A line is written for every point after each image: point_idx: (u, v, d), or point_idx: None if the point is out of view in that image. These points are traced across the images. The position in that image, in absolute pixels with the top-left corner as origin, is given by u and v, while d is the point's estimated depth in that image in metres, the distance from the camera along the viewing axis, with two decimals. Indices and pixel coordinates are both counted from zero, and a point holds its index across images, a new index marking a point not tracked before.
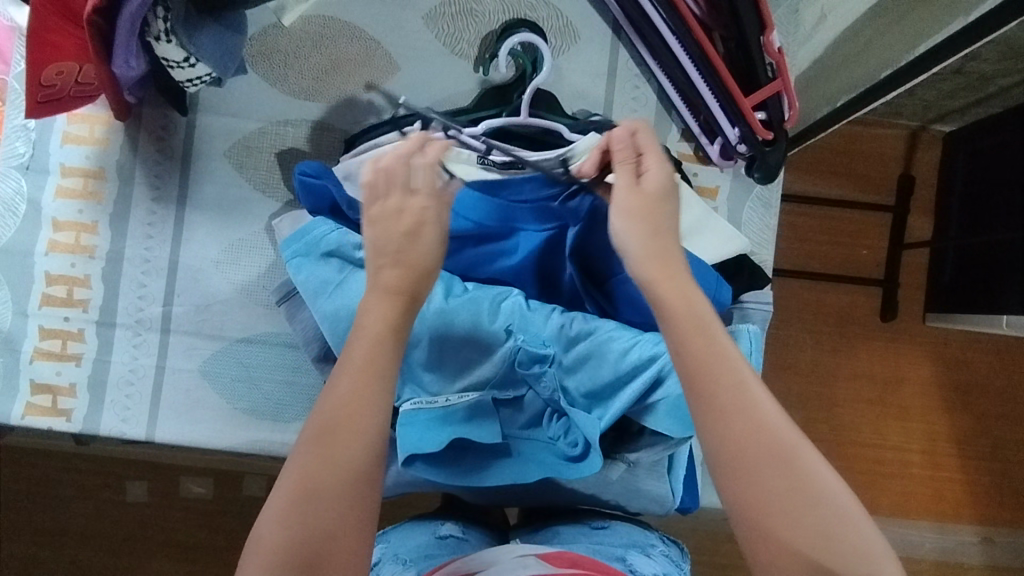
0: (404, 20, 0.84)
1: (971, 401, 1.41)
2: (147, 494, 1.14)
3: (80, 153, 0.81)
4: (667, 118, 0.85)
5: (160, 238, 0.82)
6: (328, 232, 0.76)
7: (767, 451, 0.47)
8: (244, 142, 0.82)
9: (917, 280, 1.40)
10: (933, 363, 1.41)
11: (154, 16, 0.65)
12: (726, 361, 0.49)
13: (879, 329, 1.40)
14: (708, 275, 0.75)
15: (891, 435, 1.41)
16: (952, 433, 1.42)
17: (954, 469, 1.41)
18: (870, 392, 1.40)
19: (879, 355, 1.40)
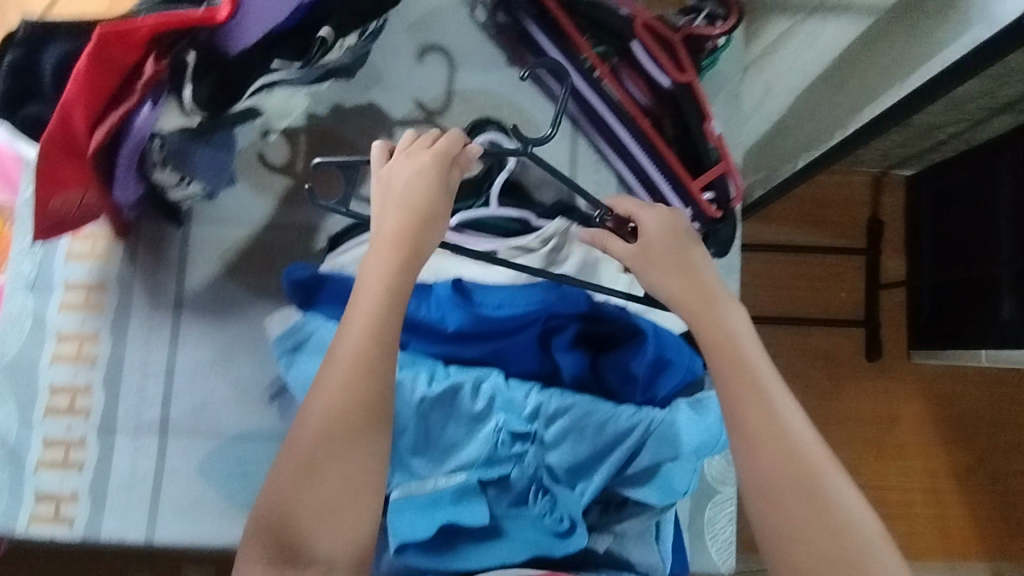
0: (379, 127, 0.91)
1: (963, 434, 1.43)
2: None
3: (83, 269, 0.87)
4: (628, 198, 0.91)
5: (158, 343, 0.86)
6: (315, 329, 0.79)
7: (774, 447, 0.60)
8: (236, 248, 0.88)
9: (898, 319, 1.44)
10: (923, 400, 1.44)
11: (153, 147, 0.73)
12: (752, 380, 0.64)
13: (864, 368, 1.44)
14: (681, 349, 0.81)
15: (891, 475, 1.42)
16: (951, 469, 1.43)
17: (958, 505, 1.42)
18: (865, 432, 1.43)
19: (869, 395, 1.44)
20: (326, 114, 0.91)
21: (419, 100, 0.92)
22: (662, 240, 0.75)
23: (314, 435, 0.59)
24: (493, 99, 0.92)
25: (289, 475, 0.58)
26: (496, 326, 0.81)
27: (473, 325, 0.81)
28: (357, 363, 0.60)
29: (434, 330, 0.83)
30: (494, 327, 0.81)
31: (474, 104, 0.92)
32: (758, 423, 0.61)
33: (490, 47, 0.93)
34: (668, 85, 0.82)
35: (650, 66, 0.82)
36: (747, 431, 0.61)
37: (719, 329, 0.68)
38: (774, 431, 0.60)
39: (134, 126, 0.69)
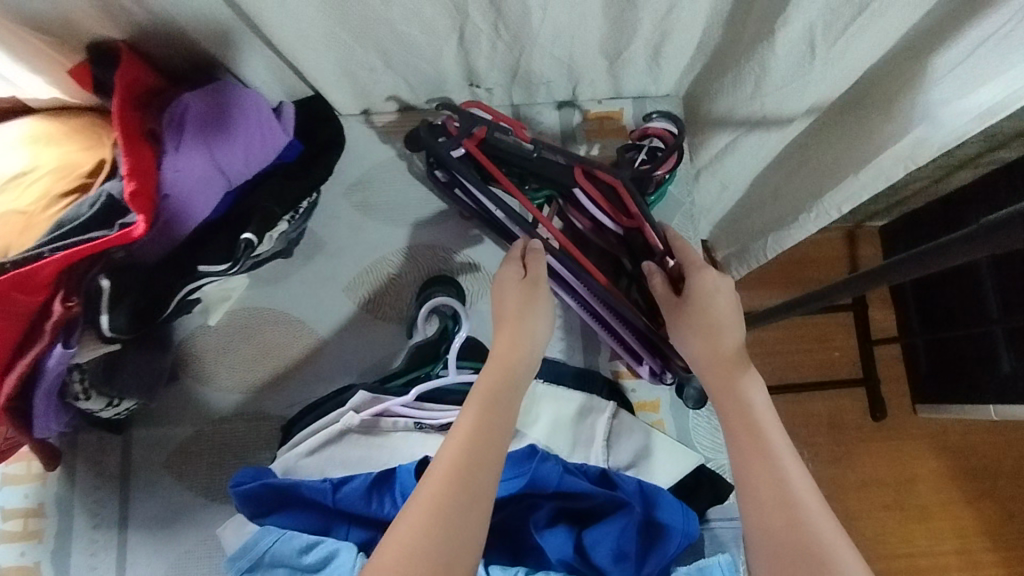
0: (325, 294, 0.87)
1: (986, 489, 1.36)
2: None
3: (18, 494, 0.80)
4: (594, 339, 0.86)
5: (105, 567, 0.79)
6: (271, 541, 0.71)
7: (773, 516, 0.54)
8: (181, 450, 0.82)
9: (896, 372, 1.39)
10: (938, 456, 1.37)
11: (73, 379, 0.67)
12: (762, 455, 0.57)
13: (873, 429, 1.37)
14: (673, 507, 0.73)
15: (919, 540, 1.34)
16: (981, 526, 1.35)
17: (995, 565, 1.34)
18: (885, 496, 1.35)
19: (883, 456, 1.37)
20: (266, 291, 0.87)
21: (363, 263, 0.88)
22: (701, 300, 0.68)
23: (411, 540, 0.50)
24: (440, 253, 0.89)
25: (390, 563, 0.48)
26: None
27: None
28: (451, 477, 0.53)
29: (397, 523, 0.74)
30: None
31: (421, 260, 0.89)
32: (766, 488, 0.55)
33: (430, 199, 0.90)
34: (617, 229, 0.81)
35: (595, 210, 0.81)
36: (756, 496, 0.55)
37: (741, 405, 0.62)
38: (782, 497, 0.54)
39: (48, 368, 0.64)
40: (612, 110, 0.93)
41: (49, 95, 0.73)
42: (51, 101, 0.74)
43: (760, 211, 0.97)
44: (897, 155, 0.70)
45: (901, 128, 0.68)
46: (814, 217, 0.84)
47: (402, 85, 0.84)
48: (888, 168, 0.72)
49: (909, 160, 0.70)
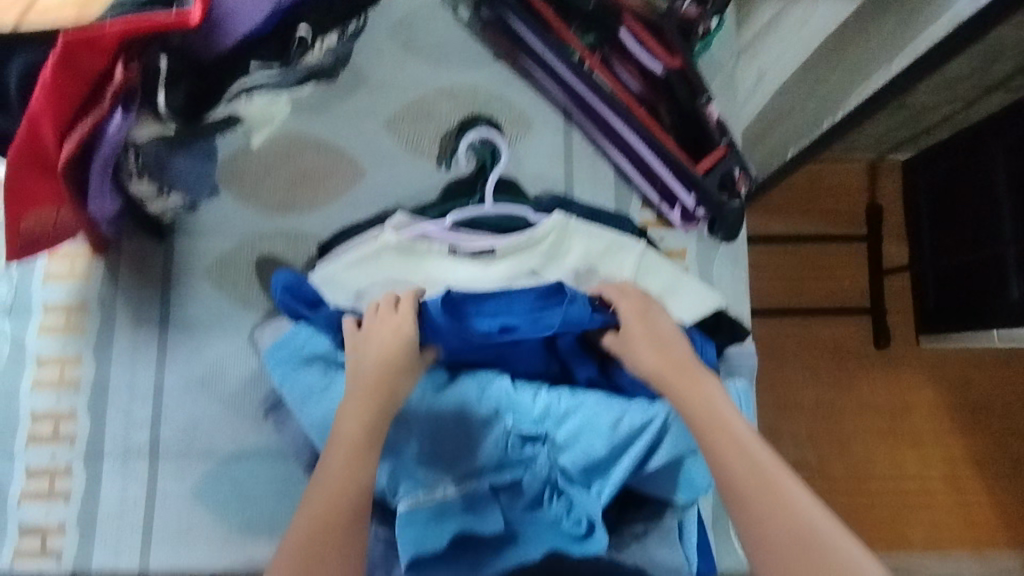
0: (366, 128, 0.89)
1: (978, 419, 1.39)
2: None
3: (62, 289, 0.83)
4: (627, 189, 0.88)
5: (145, 363, 0.82)
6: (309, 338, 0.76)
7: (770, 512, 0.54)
8: (221, 263, 0.85)
9: (904, 303, 1.42)
10: (934, 384, 1.40)
11: (128, 158, 0.70)
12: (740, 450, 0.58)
13: (873, 357, 1.40)
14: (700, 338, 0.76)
15: (910, 465, 1.38)
16: (970, 454, 1.39)
17: (979, 491, 1.38)
18: (879, 422, 1.39)
19: (881, 384, 1.40)
20: (309, 118, 0.88)
21: (404, 100, 0.89)
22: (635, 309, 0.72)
23: (309, 543, 0.59)
24: (481, 95, 0.90)
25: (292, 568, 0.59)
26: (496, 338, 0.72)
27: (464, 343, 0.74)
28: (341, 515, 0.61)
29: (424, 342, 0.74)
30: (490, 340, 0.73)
31: (462, 102, 0.90)
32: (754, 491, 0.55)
33: (474, 43, 0.91)
34: (661, 71, 0.79)
35: (639, 52, 0.80)
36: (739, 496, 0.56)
37: (711, 411, 0.61)
38: (771, 498, 0.55)
39: (106, 135, 0.65)
40: None
41: None
42: None
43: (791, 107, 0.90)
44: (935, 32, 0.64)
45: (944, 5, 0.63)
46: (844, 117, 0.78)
47: None
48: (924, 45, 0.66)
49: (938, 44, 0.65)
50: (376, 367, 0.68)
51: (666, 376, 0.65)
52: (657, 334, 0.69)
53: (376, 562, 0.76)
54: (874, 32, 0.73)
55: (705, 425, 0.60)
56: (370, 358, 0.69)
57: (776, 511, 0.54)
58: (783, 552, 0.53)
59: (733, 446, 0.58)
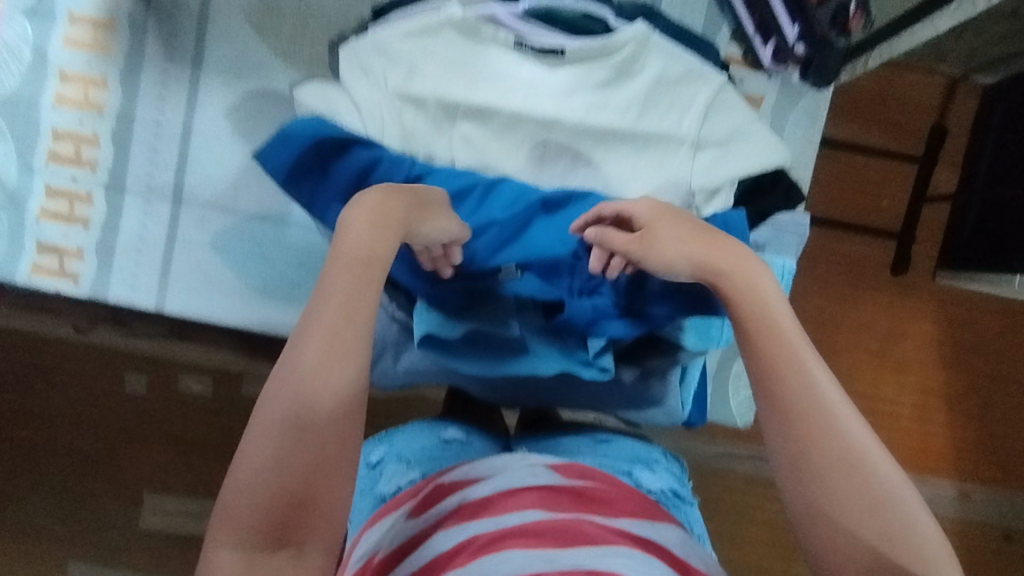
0: None
1: (965, 359, 1.39)
2: (147, 388, 1.08)
3: (91, 2, 0.76)
4: (718, 16, 0.79)
5: (174, 102, 0.77)
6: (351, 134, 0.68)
7: (806, 421, 0.48)
8: (265, 7, 0.77)
9: (933, 236, 1.37)
10: (935, 319, 1.39)
11: None
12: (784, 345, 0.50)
13: (886, 283, 1.38)
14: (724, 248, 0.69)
15: (885, 387, 1.40)
16: (946, 390, 1.40)
17: (942, 425, 1.41)
18: (870, 343, 1.39)
19: (885, 306, 1.39)
20: None
21: None
22: (660, 213, 0.59)
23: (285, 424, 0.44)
24: None
25: (265, 434, 0.43)
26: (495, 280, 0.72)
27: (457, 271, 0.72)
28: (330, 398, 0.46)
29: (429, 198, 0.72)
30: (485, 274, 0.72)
31: None
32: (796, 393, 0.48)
33: None
34: None
35: None
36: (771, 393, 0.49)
37: (753, 301, 0.53)
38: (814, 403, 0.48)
39: None
40: None
41: None
42: None
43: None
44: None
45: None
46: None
47: None
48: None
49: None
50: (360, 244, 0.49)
51: (714, 271, 0.55)
52: (693, 225, 0.58)
53: (386, 342, 0.77)
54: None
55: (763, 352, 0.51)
56: (346, 267, 0.48)
57: (816, 433, 0.47)
58: (825, 484, 0.46)
59: (794, 375, 0.49)
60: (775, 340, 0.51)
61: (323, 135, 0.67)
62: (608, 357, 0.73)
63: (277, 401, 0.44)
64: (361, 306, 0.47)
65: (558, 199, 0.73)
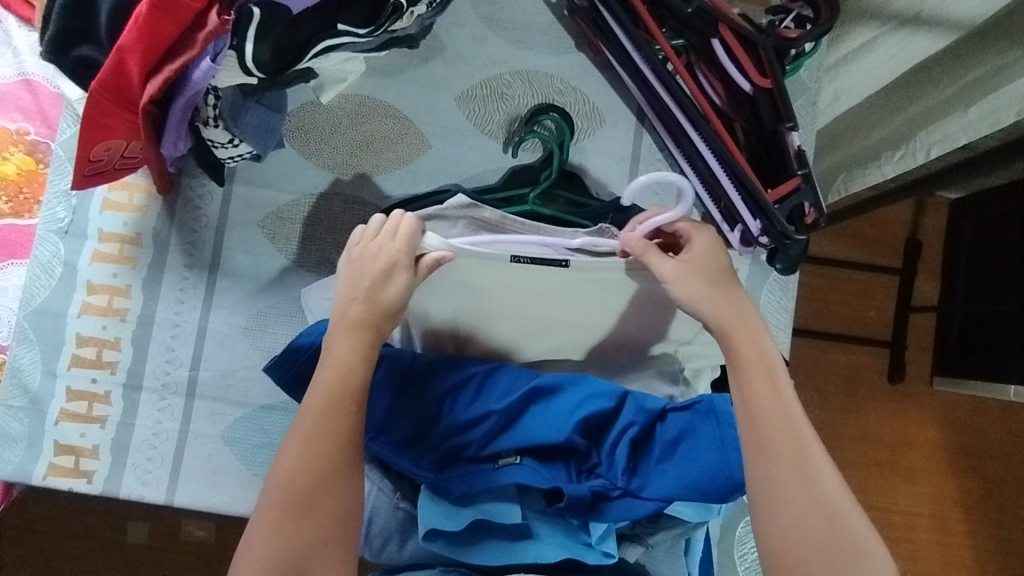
0: (435, 99, 0.87)
1: (974, 465, 1.40)
2: (148, 537, 1.23)
3: (118, 220, 0.84)
4: (688, 201, 0.88)
5: (191, 303, 0.84)
6: None
7: (779, 434, 0.63)
8: (277, 215, 0.85)
9: (924, 343, 1.42)
10: (941, 426, 1.41)
11: (205, 104, 0.69)
12: (763, 372, 0.66)
13: (886, 389, 1.41)
14: (721, 437, 0.70)
15: (900, 498, 1.40)
16: (961, 498, 1.40)
17: (963, 535, 1.40)
18: (879, 454, 1.40)
19: (889, 418, 1.41)
20: (381, 82, 0.87)
21: (479, 76, 0.88)
22: (702, 262, 0.71)
23: (296, 480, 0.61)
24: (557, 84, 0.88)
25: (267, 528, 0.59)
26: (496, 470, 0.73)
27: (454, 460, 0.74)
28: (312, 444, 0.62)
29: (431, 387, 0.76)
30: (482, 467, 0.73)
31: (536, 87, 0.88)
32: (768, 413, 0.64)
33: (556, 28, 0.89)
34: (749, 89, 0.76)
35: (728, 66, 0.77)
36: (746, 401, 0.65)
37: (749, 334, 0.68)
38: (784, 426, 0.63)
39: (192, 80, 0.65)
40: None
41: None
42: None
43: (865, 134, 1.01)
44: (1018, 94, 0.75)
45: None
46: (898, 158, 0.94)
47: None
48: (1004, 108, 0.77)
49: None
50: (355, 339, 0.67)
51: (729, 326, 0.69)
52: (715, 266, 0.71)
53: (392, 531, 0.78)
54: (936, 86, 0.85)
55: (762, 396, 0.65)
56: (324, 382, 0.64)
57: (787, 456, 0.61)
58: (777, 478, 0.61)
59: (781, 420, 0.63)
60: (777, 391, 0.65)
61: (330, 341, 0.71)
62: (611, 541, 0.72)
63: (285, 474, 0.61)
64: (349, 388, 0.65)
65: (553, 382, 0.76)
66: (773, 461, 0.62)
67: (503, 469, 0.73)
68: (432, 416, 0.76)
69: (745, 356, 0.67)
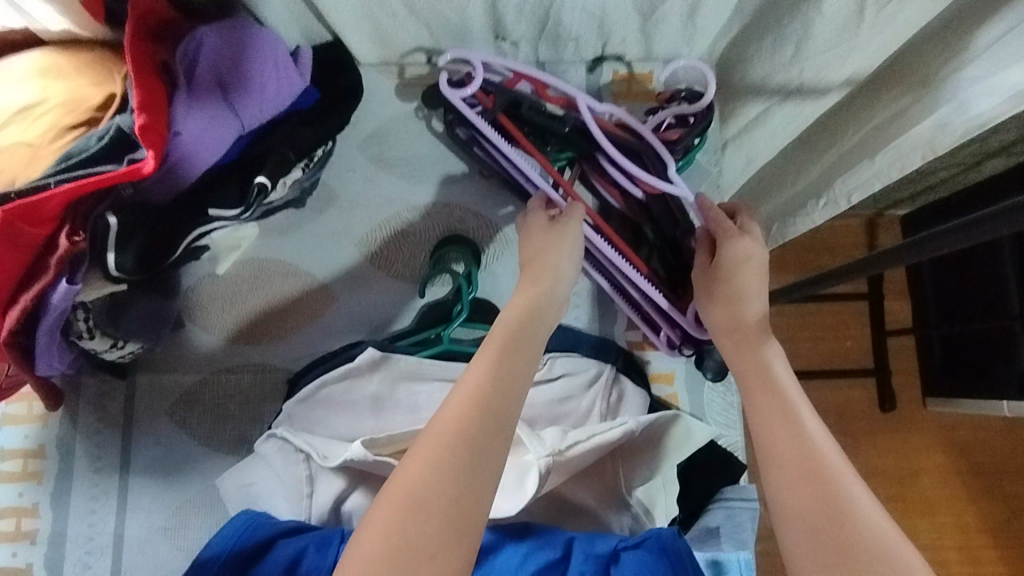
0: (336, 250, 0.85)
1: (989, 486, 1.33)
2: None
3: (18, 434, 0.79)
4: (610, 308, 0.84)
5: (104, 511, 0.78)
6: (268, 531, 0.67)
7: (802, 471, 0.50)
8: (186, 398, 0.81)
9: (910, 366, 1.35)
10: (945, 450, 1.34)
11: (76, 318, 0.65)
12: (777, 406, 0.55)
13: (880, 420, 1.34)
14: None
15: (921, 534, 1.32)
16: (983, 522, 1.33)
17: (994, 562, 1.32)
18: (888, 489, 1.33)
19: (889, 449, 1.34)
20: (277, 241, 0.85)
21: (376, 219, 0.86)
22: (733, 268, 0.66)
23: None
24: (457, 212, 0.86)
25: None
26: None
27: None
28: (394, 530, 0.44)
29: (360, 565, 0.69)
30: None
31: (436, 219, 0.86)
32: (781, 443, 0.52)
33: (446, 156, 0.87)
34: (641, 196, 0.77)
35: (617, 173, 0.76)
36: (761, 427, 0.54)
37: (757, 368, 0.59)
38: (805, 457, 0.51)
39: (52, 304, 0.61)
40: (641, 72, 0.92)
41: (60, 28, 0.63)
42: (62, 35, 0.65)
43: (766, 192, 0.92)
44: (918, 139, 0.62)
45: (929, 108, 0.61)
46: (822, 206, 0.79)
47: (423, 34, 0.79)
48: (908, 153, 0.64)
49: (931, 147, 0.61)
50: (439, 447, 0.47)
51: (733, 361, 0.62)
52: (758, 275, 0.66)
53: None
54: (850, 129, 0.75)
55: (785, 467, 0.50)
56: (420, 458, 0.47)
57: (822, 516, 0.47)
58: (822, 536, 0.47)
59: (792, 444, 0.52)
60: (796, 438, 0.52)
61: (240, 544, 0.65)
62: None
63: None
64: (443, 461, 0.47)
65: (489, 539, 0.69)
66: (793, 512, 0.49)
67: None
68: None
69: (764, 426, 0.54)
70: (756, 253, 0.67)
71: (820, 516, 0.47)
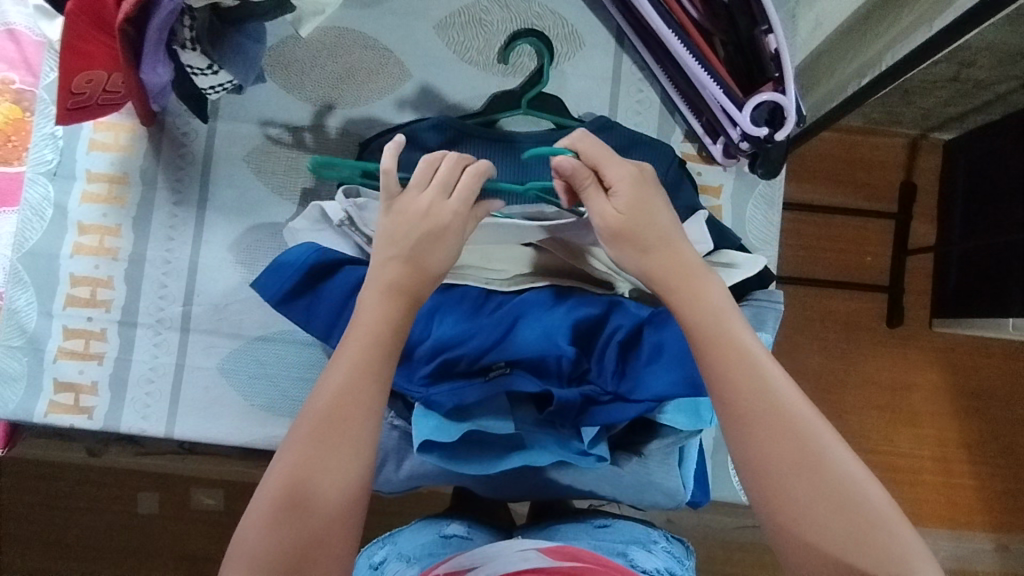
0: (415, 28, 0.87)
1: (979, 406, 1.33)
2: (157, 506, 1.22)
3: (105, 160, 0.85)
4: (671, 120, 0.88)
5: (181, 240, 0.84)
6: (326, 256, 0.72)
7: (777, 433, 0.53)
8: (263, 148, 0.85)
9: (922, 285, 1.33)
10: (940, 368, 1.33)
11: (182, 25, 0.69)
12: (742, 354, 0.56)
13: (887, 334, 1.32)
14: (704, 343, 0.69)
15: (902, 442, 1.32)
16: (964, 439, 1.33)
17: (967, 476, 1.33)
18: (880, 399, 1.32)
19: (887, 361, 1.32)
20: (360, 14, 0.87)
21: (457, 4, 0.88)
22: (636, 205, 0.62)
23: (296, 455, 0.54)
24: (534, 8, 0.88)
25: (263, 534, 0.52)
26: (490, 382, 0.72)
27: (442, 369, 0.73)
28: (324, 423, 0.55)
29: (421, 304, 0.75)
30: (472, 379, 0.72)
31: (515, 13, 0.88)
32: (753, 401, 0.54)
33: None
34: None
35: None
36: (719, 366, 0.56)
37: (709, 315, 0.58)
38: (766, 404, 0.53)
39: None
40: None
41: None
42: None
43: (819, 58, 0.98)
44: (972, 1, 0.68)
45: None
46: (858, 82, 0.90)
47: None
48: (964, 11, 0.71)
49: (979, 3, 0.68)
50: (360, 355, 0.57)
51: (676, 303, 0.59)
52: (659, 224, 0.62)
53: (388, 452, 0.79)
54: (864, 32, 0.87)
55: (761, 428, 0.53)
56: (351, 350, 0.58)
57: (805, 469, 0.51)
58: (790, 488, 0.51)
59: (753, 389, 0.54)
60: (758, 386, 0.54)
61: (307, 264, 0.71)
62: (603, 446, 0.74)
63: (287, 469, 0.53)
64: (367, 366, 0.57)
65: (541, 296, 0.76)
66: (770, 461, 0.52)
67: (494, 380, 0.72)
68: (423, 333, 0.75)
69: (723, 368, 0.55)
70: (642, 178, 0.62)
71: (799, 462, 0.52)
